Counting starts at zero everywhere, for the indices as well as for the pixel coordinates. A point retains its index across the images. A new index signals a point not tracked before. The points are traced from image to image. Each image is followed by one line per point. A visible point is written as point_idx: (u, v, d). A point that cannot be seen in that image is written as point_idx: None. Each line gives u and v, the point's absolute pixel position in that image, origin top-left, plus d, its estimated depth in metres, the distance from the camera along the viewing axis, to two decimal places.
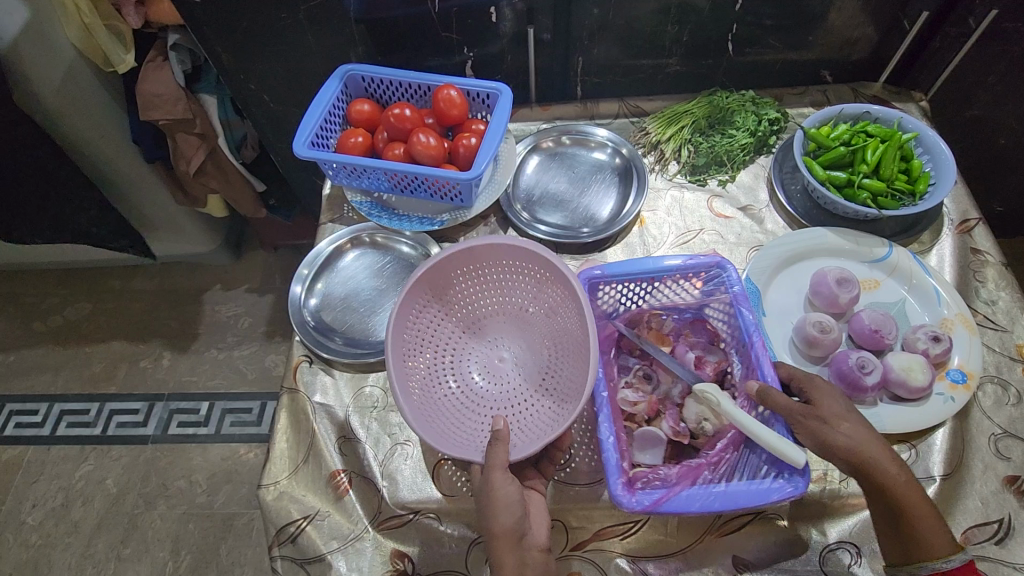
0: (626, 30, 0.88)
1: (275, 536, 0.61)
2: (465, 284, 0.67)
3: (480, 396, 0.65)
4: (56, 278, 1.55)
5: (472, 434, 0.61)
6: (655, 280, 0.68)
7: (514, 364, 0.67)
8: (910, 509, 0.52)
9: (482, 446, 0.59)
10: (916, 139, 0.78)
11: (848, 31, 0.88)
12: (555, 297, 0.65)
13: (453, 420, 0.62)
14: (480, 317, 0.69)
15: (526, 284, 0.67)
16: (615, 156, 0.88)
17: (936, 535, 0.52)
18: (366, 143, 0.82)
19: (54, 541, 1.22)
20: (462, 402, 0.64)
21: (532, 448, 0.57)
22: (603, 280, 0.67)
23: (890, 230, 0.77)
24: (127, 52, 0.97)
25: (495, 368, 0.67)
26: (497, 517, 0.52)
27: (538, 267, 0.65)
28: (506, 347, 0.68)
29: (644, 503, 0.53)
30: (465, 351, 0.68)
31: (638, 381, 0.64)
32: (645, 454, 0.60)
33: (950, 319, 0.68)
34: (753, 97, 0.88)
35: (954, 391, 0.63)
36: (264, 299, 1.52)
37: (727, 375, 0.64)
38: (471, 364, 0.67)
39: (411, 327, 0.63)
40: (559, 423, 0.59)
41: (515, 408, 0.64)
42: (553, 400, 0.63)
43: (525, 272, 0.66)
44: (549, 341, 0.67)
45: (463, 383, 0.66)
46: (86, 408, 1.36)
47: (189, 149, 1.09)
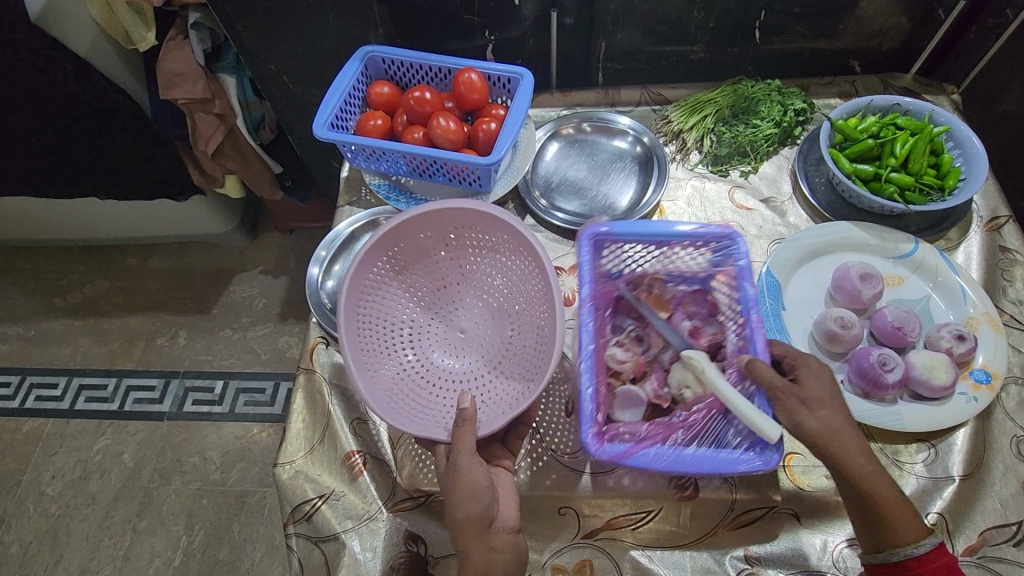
0: (651, 16, 0.86)
1: (291, 514, 0.62)
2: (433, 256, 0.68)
3: (441, 373, 0.67)
4: (75, 254, 1.57)
5: (431, 405, 0.63)
6: (664, 242, 0.65)
7: (476, 339, 0.69)
8: (882, 498, 0.51)
9: (441, 418, 0.60)
10: (948, 133, 0.76)
11: (880, 20, 0.86)
12: (521, 273, 0.66)
13: (414, 391, 0.63)
14: (443, 294, 0.70)
15: (493, 259, 0.68)
16: (635, 144, 0.86)
17: (906, 522, 0.51)
18: (385, 126, 0.81)
19: (73, 512, 1.25)
20: (423, 379, 0.65)
21: (495, 422, 0.58)
22: (609, 238, 0.65)
23: (916, 226, 0.76)
24: (148, 30, 0.98)
25: (457, 345, 0.69)
26: (461, 506, 0.52)
27: (505, 243, 0.66)
28: (468, 323, 0.69)
29: (611, 453, 0.55)
30: (428, 327, 0.69)
31: (629, 341, 0.64)
32: (625, 413, 0.60)
33: (975, 317, 0.67)
34: (779, 86, 0.86)
35: (977, 391, 0.62)
36: (279, 281, 1.53)
37: (722, 348, 0.63)
38: (434, 341, 0.69)
39: (376, 295, 0.65)
40: (522, 398, 0.60)
41: (477, 382, 0.66)
42: (514, 376, 0.64)
43: (492, 247, 0.67)
44: (512, 318, 0.68)
45: (426, 360, 0.67)
46: (103, 383, 1.38)
47: (207, 130, 1.09)
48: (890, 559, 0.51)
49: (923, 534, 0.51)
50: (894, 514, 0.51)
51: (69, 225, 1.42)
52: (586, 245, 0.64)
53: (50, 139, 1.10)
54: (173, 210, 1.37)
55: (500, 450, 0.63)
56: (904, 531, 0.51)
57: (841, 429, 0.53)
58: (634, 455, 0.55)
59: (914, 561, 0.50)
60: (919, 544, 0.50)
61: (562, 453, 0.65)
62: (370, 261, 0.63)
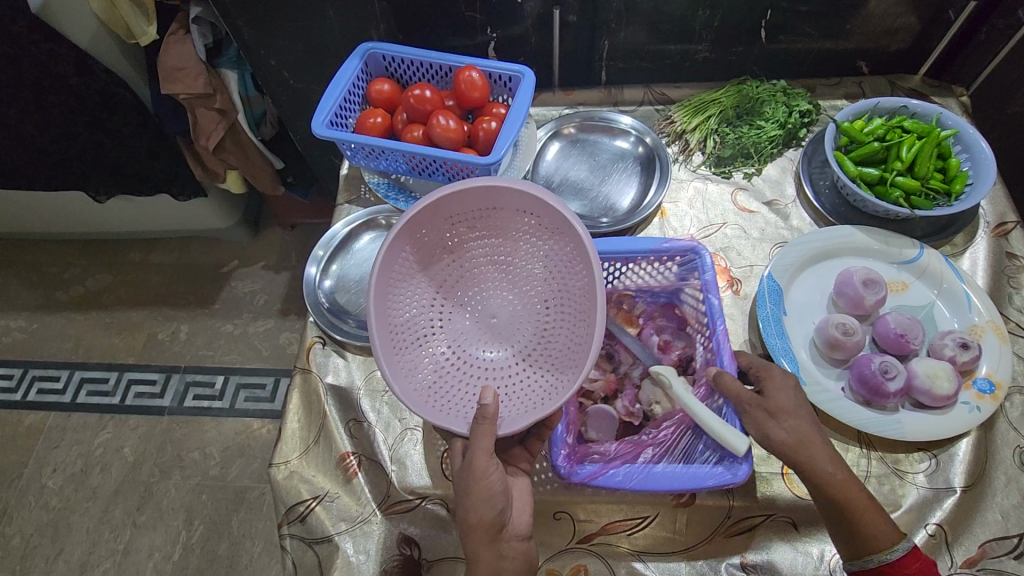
0: (656, 14, 0.85)
1: (285, 514, 0.62)
2: (468, 233, 0.63)
3: (473, 361, 0.63)
4: (78, 248, 1.57)
5: (462, 396, 0.60)
6: (627, 260, 0.68)
7: (510, 318, 0.64)
8: (854, 505, 0.52)
9: (469, 413, 0.58)
10: (956, 137, 0.75)
11: (889, 20, 0.84)
12: (564, 255, 0.61)
13: (443, 379, 0.61)
14: (478, 271, 0.65)
15: (533, 237, 0.62)
16: (638, 145, 0.85)
17: (881, 528, 0.52)
18: (385, 123, 0.80)
19: (73, 505, 1.26)
20: (453, 367, 0.62)
21: (522, 422, 0.56)
22: None
23: (922, 231, 0.75)
24: (149, 25, 0.97)
25: (490, 330, 0.64)
26: (474, 508, 0.51)
27: (548, 223, 0.60)
28: (504, 305, 0.65)
29: (581, 475, 0.56)
30: (460, 308, 0.65)
31: (599, 359, 0.66)
32: (599, 430, 0.62)
33: (979, 325, 0.66)
34: (784, 87, 0.85)
35: (980, 400, 0.62)
36: (281, 276, 1.53)
37: (691, 362, 0.64)
38: (466, 325, 0.64)
39: (405, 277, 0.61)
40: (554, 396, 0.58)
41: (511, 368, 0.62)
42: (549, 366, 0.61)
43: (533, 225, 0.61)
44: (550, 299, 0.63)
45: (457, 346, 0.63)
46: (105, 376, 1.39)
47: (208, 124, 1.09)
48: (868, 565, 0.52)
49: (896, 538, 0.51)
50: (867, 520, 0.52)
51: (72, 219, 1.42)
52: None
53: (51, 133, 1.09)
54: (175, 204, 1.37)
55: (519, 453, 0.60)
56: (880, 537, 0.51)
57: (807, 438, 0.53)
58: (605, 475, 0.56)
59: (889, 566, 0.51)
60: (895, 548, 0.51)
61: None
62: (398, 250, 0.59)
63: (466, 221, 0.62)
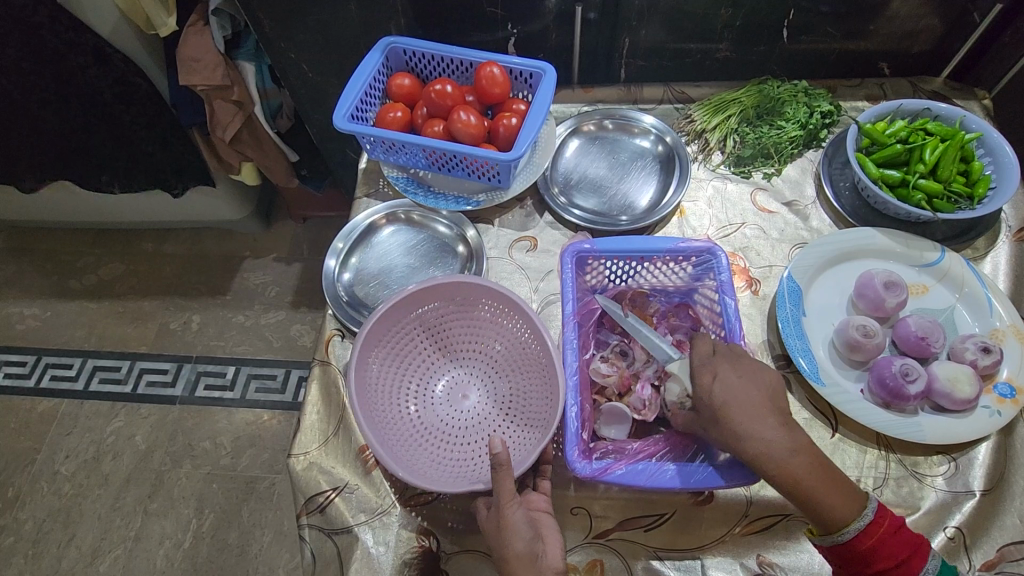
0: (678, 13, 0.84)
1: (304, 505, 0.62)
2: (438, 316, 0.69)
3: (444, 425, 0.67)
4: (91, 237, 1.58)
5: (438, 467, 0.62)
6: (644, 259, 0.68)
7: (481, 398, 0.69)
8: (811, 482, 0.50)
9: (446, 480, 0.60)
10: (979, 140, 0.75)
11: (913, 21, 0.84)
12: (522, 330, 0.67)
13: (419, 451, 0.63)
14: (450, 354, 0.70)
15: (496, 317, 0.68)
16: (657, 143, 0.85)
17: (840, 499, 0.50)
18: (405, 118, 0.81)
19: (86, 491, 1.27)
20: (427, 431, 0.65)
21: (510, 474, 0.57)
22: (592, 255, 0.68)
23: (942, 235, 0.75)
24: (168, 16, 0.96)
25: (460, 397, 0.69)
26: (509, 542, 0.53)
27: (507, 302, 0.67)
28: (471, 375, 0.70)
29: (593, 469, 0.56)
30: (432, 377, 0.69)
31: (613, 356, 0.64)
32: (611, 429, 0.61)
33: (1000, 330, 0.66)
34: (806, 87, 0.84)
35: (1001, 405, 0.61)
36: (292, 269, 1.54)
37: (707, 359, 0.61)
38: (437, 392, 0.69)
39: (381, 355, 0.65)
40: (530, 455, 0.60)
41: (485, 443, 0.65)
42: (523, 432, 0.64)
43: (494, 307, 0.68)
44: (516, 375, 0.68)
45: (429, 411, 0.67)
46: (118, 365, 1.40)
47: (225, 117, 1.09)
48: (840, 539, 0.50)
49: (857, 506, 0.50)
50: (827, 496, 0.50)
51: (86, 208, 1.42)
52: (569, 261, 0.67)
53: (69, 123, 1.10)
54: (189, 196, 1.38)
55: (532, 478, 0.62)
56: (842, 510, 0.50)
57: (750, 428, 0.51)
58: (618, 472, 0.55)
59: (861, 533, 0.50)
60: (859, 516, 0.50)
61: None
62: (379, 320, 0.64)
63: (437, 304, 0.68)
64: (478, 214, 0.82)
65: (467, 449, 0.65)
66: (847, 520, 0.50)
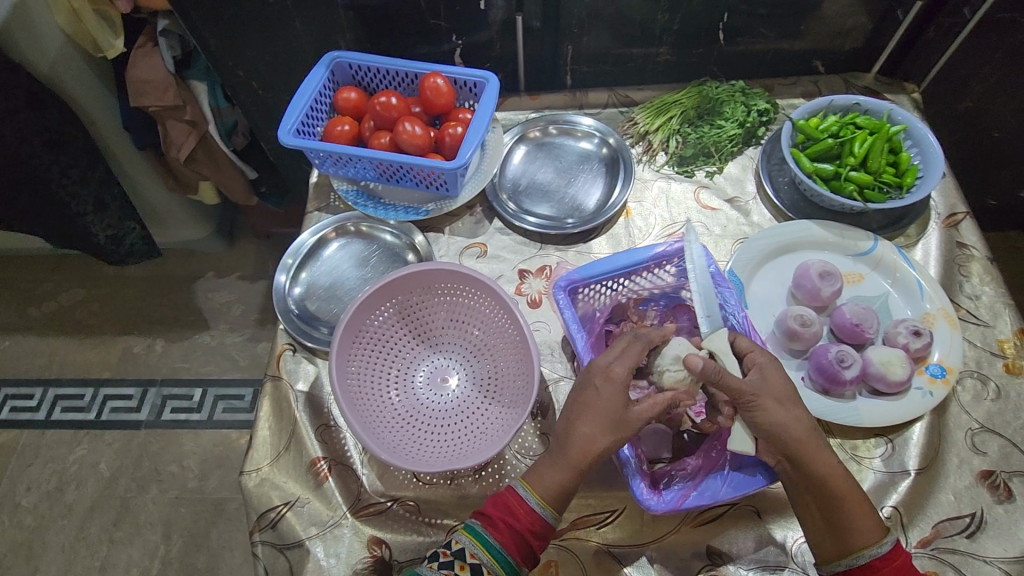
0: (617, 19, 0.86)
1: (255, 522, 0.61)
2: (413, 304, 0.70)
3: (424, 410, 0.68)
4: (50, 263, 1.55)
5: (421, 449, 0.64)
6: (630, 274, 0.69)
7: (459, 378, 0.70)
8: (848, 502, 0.52)
9: (430, 461, 0.62)
10: (906, 132, 0.78)
11: (842, 20, 0.87)
12: (494, 312, 0.69)
13: (401, 435, 0.65)
14: (426, 339, 0.72)
15: (469, 301, 0.70)
16: (602, 146, 0.87)
17: (866, 524, 0.52)
18: (352, 131, 0.81)
19: (49, 523, 1.24)
20: (406, 417, 0.67)
21: (495, 449, 0.59)
22: (581, 283, 0.68)
23: (877, 224, 0.77)
24: (116, 38, 0.96)
25: (441, 384, 0.70)
26: None
27: (477, 287, 0.68)
28: (452, 363, 0.71)
29: (671, 501, 0.55)
30: (412, 364, 0.71)
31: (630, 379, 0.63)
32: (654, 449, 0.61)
33: (932, 313, 0.68)
34: (743, 87, 0.87)
35: (933, 385, 0.64)
36: (258, 286, 1.53)
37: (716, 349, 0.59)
38: (417, 380, 0.70)
39: (359, 347, 0.66)
40: (509, 430, 0.62)
41: (465, 421, 0.67)
42: (501, 409, 0.66)
43: (465, 292, 0.69)
44: (491, 355, 0.70)
45: (410, 397, 0.69)
46: (80, 392, 1.37)
47: (180, 136, 1.09)
48: (855, 564, 0.51)
49: (882, 533, 0.51)
50: (852, 515, 0.52)
51: None
52: (563, 295, 0.66)
53: None
54: (148, 218, 1.36)
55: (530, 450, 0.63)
56: (866, 533, 0.51)
57: (817, 445, 0.53)
58: (695, 494, 0.56)
59: (879, 561, 0.51)
60: (879, 543, 0.51)
61: (529, 454, 0.65)
62: (358, 315, 0.65)
63: (410, 293, 0.69)
64: (428, 223, 0.83)
65: (445, 434, 0.66)
66: (862, 546, 0.51)
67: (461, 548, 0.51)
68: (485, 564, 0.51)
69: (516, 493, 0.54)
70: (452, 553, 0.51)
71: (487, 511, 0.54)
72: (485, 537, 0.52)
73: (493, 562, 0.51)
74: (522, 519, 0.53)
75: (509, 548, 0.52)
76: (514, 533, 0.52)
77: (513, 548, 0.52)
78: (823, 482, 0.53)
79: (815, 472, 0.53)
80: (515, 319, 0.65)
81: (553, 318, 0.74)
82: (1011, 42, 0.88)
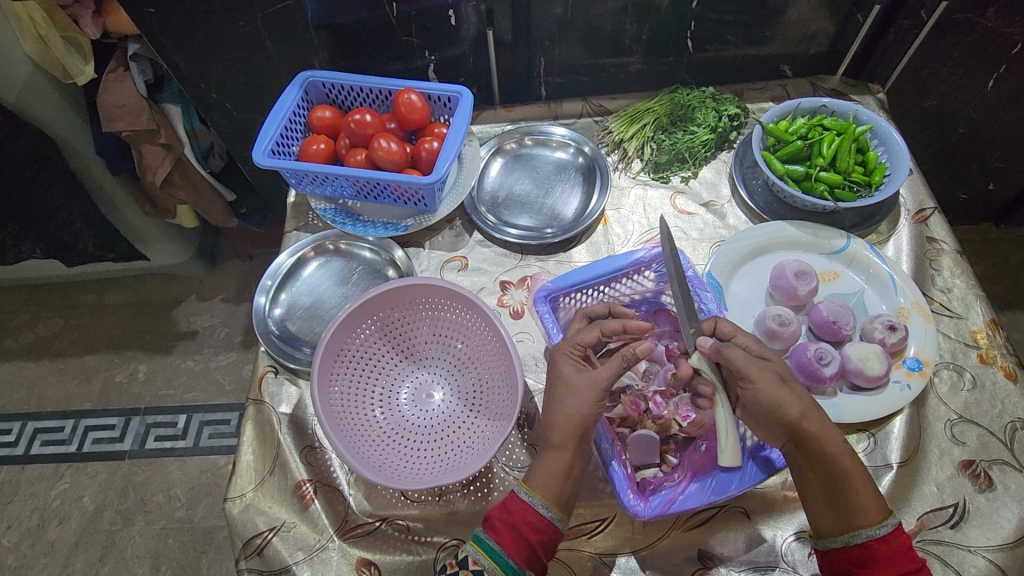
0: (587, 30, 0.88)
1: (241, 549, 0.60)
2: (394, 321, 0.70)
3: (409, 427, 0.68)
4: (26, 294, 1.52)
5: (407, 466, 0.63)
6: (609, 281, 0.70)
7: (443, 392, 0.70)
8: (850, 479, 0.52)
9: (418, 478, 0.61)
10: (871, 131, 0.80)
11: (806, 25, 0.89)
12: (477, 324, 0.69)
13: (387, 454, 0.64)
14: (409, 355, 0.72)
15: (450, 314, 0.70)
16: (577, 155, 0.88)
17: (863, 505, 0.51)
18: (328, 149, 0.81)
19: (31, 562, 1.21)
20: (391, 434, 0.67)
21: (483, 461, 0.58)
22: (559, 293, 0.68)
23: (850, 222, 0.79)
24: (86, 64, 0.95)
25: (425, 400, 0.70)
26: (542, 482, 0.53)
27: (457, 301, 0.68)
28: (436, 378, 0.71)
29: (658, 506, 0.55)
30: (396, 382, 0.71)
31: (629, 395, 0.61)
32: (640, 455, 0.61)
33: (906, 308, 0.69)
34: (713, 92, 0.88)
35: (910, 378, 0.65)
36: (241, 308, 1.51)
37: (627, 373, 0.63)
38: (401, 397, 0.70)
39: (341, 368, 0.66)
40: (495, 440, 0.62)
41: (451, 435, 0.67)
42: (487, 420, 0.66)
43: (447, 306, 0.69)
44: (474, 368, 0.70)
45: (394, 414, 0.68)
46: (60, 425, 1.34)
47: (154, 160, 1.07)
48: (850, 543, 0.50)
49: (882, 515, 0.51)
50: (854, 494, 0.51)
51: (17, 265, 1.37)
52: (544, 305, 0.67)
53: None
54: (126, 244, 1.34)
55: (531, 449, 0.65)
56: (867, 512, 0.51)
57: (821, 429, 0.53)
58: (682, 499, 0.56)
59: (875, 541, 0.50)
60: (876, 524, 0.50)
61: (519, 467, 0.65)
62: (342, 336, 0.65)
63: (393, 310, 0.69)
64: (408, 238, 0.83)
65: (431, 449, 0.66)
66: (858, 526, 0.51)
67: (464, 556, 0.51)
68: (487, 571, 0.50)
69: (518, 497, 0.53)
70: (458, 563, 0.51)
71: (491, 516, 0.53)
72: (486, 542, 0.51)
73: (495, 567, 0.50)
74: (521, 518, 0.52)
75: (510, 550, 0.50)
76: (515, 534, 0.51)
77: (514, 551, 0.50)
78: (830, 466, 0.52)
79: (824, 452, 0.52)
80: (497, 329, 0.65)
81: (536, 328, 0.74)
82: (967, 41, 0.91)
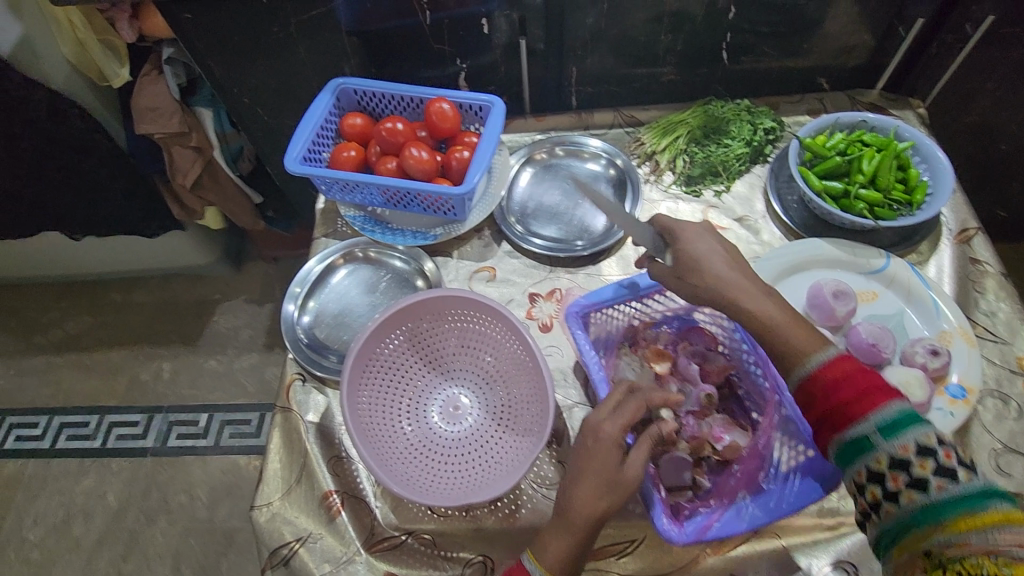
0: (620, 40, 0.87)
1: (269, 558, 0.61)
2: (423, 332, 0.69)
3: (436, 441, 0.67)
4: (56, 291, 1.55)
5: (434, 482, 0.63)
6: (641, 297, 0.69)
7: (472, 406, 0.70)
8: None
9: (445, 494, 0.61)
10: (913, 148, 0.78)
11: (845, 38, 0.87)
12: (507, 339, 0.68)
13: (413, 468, 0.64)
14: (438, 368, 0.71)
15: (480, 327, 0.69)
16: (609, 167, 0.87)
17: None
18: (359, 157, 0.81)
19: (55, 557, 1.23)
20: (418, 447, 0.66)
21: (513, 480, 0.58)
22: (591, 308, 0.67)
23: (889, 241, 0.77)
24: (121, 67, 0.97)
25: (453, 414, 0.69)
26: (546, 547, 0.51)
27: (488, 315, 0.68)
28: (465, 392, 0.71)
29: (693, 532, 0.54)
30: (425, 396, 0.70)
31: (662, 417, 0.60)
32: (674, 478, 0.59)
33: (948, 332, 0.67)
34: (748, 105, 0.86)
35: (954, 405, 0.63)
36: (264, 309, 1.52)
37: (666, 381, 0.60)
38: (429, 410, 0.69)
39: (369, 379, 0.66)
40: (525, 459, 0.61)
41: (479, 451, 0.66)
42: (516, 438, 0.65)
43: (477, 319, 0.69)
44: (503, 382, 0.69)
45: (422, 428, 0.68)
46: (86, 421, 1.36)
47: (185, 162, 1.08)
48: None
49: None
50: None
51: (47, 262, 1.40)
52: (576, 320, 0.66)
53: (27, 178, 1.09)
54: (154, 244, 1.36)
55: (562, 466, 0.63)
56: None
57: None
58: (717, 526, 0.55)
59: None
60: None
61: (547, 483, 0.64)
62: (371, 347, 0.65)
63: (422, 321, 0.68)
64: (436, 247, 0.83)
65: (458, 465, 0.65)
66: None
67: None
68: None
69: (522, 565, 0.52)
70: None
71: None
72: None
73: None
74: None
75: None
76: None
77: None
78: None
79: None
80: (528, 345, 0.64)
81: (566, 343, 0.73)
82: (1013, 56, 0.89)
